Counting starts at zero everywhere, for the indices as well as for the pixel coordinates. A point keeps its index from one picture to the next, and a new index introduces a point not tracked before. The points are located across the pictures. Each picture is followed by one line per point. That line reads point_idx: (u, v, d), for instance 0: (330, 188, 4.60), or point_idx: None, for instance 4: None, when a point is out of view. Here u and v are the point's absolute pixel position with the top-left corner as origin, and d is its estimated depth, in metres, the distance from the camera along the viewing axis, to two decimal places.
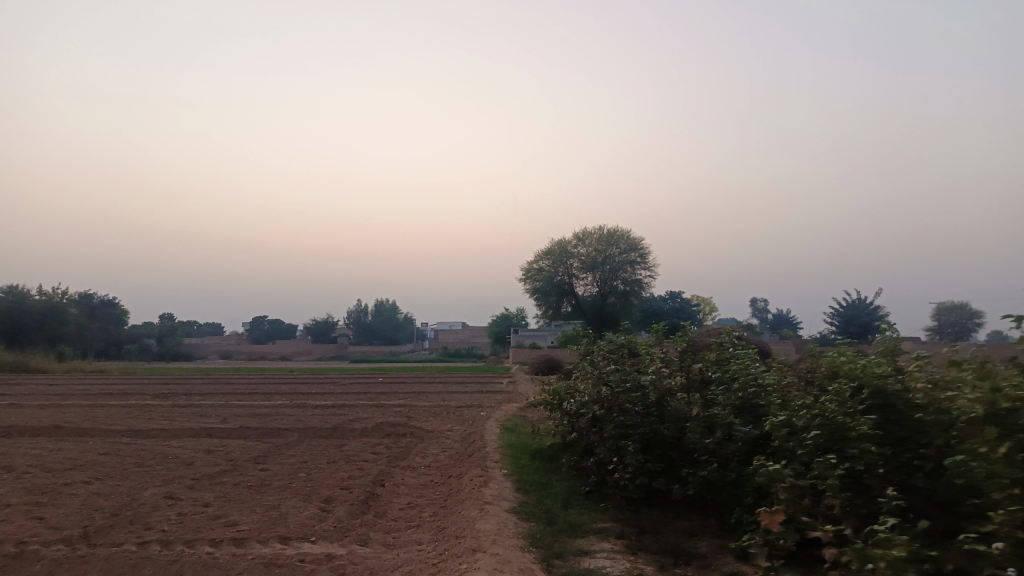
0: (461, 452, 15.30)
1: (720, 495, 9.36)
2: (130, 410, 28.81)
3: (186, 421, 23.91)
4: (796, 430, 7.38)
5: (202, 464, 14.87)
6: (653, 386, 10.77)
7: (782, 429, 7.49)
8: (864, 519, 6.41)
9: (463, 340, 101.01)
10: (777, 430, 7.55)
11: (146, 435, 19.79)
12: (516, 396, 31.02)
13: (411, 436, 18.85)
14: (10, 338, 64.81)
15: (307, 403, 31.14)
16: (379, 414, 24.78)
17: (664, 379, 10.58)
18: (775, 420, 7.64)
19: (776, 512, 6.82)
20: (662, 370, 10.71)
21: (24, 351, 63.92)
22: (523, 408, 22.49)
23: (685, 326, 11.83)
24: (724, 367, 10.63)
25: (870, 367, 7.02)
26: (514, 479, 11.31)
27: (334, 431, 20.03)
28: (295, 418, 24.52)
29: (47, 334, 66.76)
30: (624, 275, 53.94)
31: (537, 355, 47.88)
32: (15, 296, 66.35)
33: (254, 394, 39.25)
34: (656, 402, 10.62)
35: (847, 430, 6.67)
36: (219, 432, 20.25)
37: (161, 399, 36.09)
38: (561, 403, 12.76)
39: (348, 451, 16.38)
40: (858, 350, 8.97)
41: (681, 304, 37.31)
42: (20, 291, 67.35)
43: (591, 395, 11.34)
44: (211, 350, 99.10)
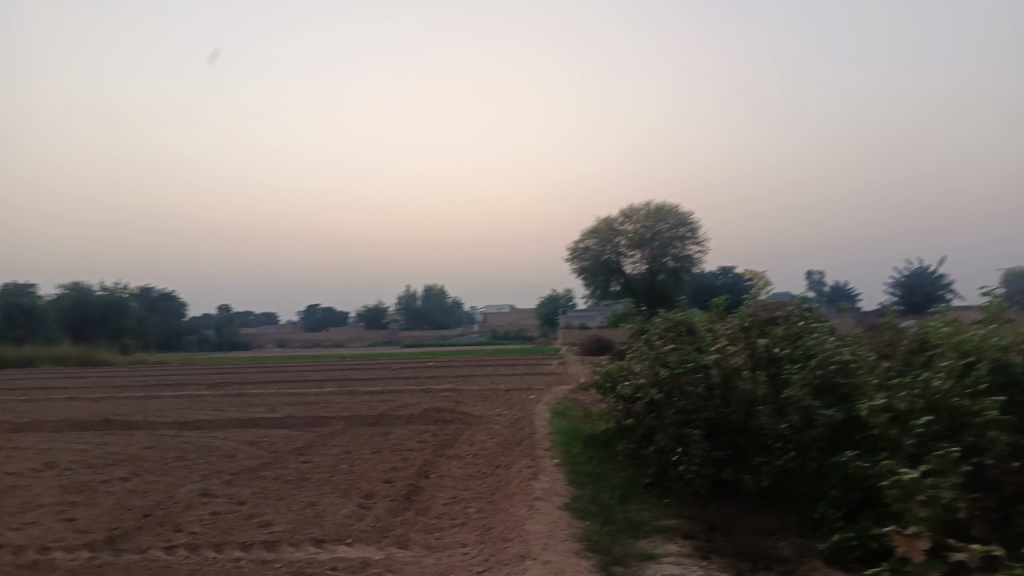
0: (510, 439, 14.45)
1: (799, 487, 8.46)
2: (182, 401, 28.84)
3: (234, 411, 23.71)
4: (900, 416, 6.54)
5: (243, 457, 14.38)
6: (718, 365, 9.58)
7: (881, 415, 6.62)
8: (999, 527, 5.95)
9: (512, 322, 100.38)
10: (874, 415, 6.71)
11: (193, 427, 19.52)
12: (567, 377, 30.05)
13: (458, 422, 18.11)
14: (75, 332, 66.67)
15: (355, 390, 30.79)
16: (427, 400, 24.12)
17: (732, 359, 9.53)
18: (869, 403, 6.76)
19: (915, 537, 6.05)
20: (730, 349, 9.64)
21: (88, 344, 65.67)
22: (575, 390, 21.54)
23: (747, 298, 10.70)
24: (796, 343, 9.56)
25: (984, 337, 6.43)
26: (567, 470, 10.43)
27: (380, 418, 19.44)
28: (342, 405, 24.09)
29: (111, 327, 68.43)
30: (674, 251, 52.05)
31: (587, 335, 46.78)
32: (78, 292, 68.10)
33: (305, 381, 39.22)
34: (722, 384, 9.53)
35: (967, 414, 6.09)
36: (265, 422, 19.87)
37: (214, 389, 36.31)
38: (615, 386, 11.76)
39: (393, 440, 15.71)
40: (957, 320, 7.87)
41: (734, 279, 35.73)
42: (83, 286, 69.11)
43: (646, 376, 10.31)
44: (266, 337, 100.73)
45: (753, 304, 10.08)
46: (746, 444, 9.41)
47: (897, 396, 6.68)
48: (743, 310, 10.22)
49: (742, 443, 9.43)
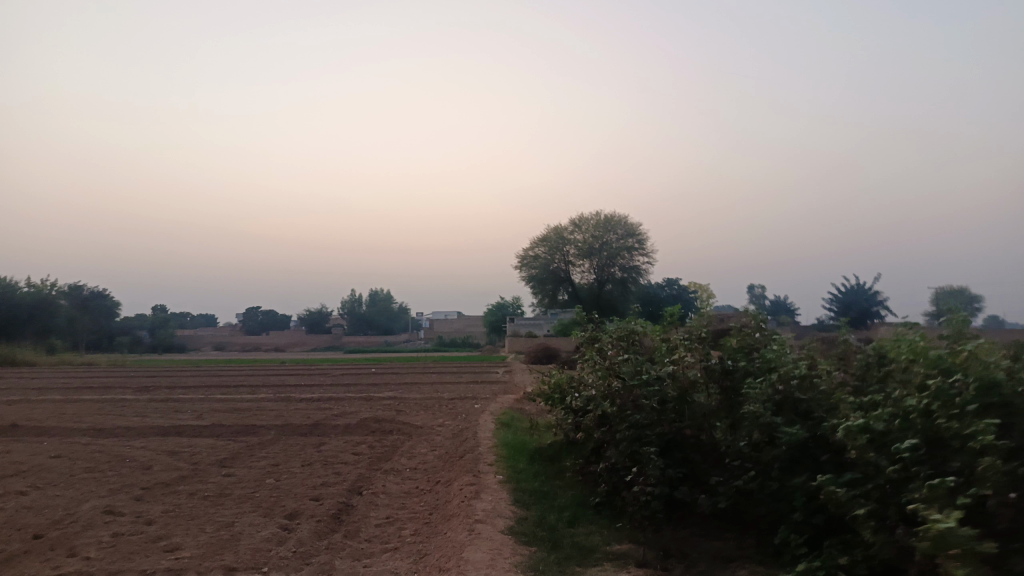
0: (451, 452, 13.65)
1: (758, 509, 7.95)
2: (105, 405, 27.05)
3: (158, 418, 22.21)
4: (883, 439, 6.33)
5: (160, 469, 13.20)
6: (674, 378, 9.07)
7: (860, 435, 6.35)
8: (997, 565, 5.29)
9: (459, 329, 99.34)
10: (852, 435, 6.44)
11: (111, 434, 18.12)
12: (513, 387, 29.32)
13: (398, 432, 17.20)
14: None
15: (292, 397, 29.42)
16: (366, 409, 23.08)
17: (690, 372, 8.96)
18: (849, 422, 6.48)
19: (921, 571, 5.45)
20: (689, 358, 9.05)
21: (11, 344, 62.03)
22: (521, 400, 20.84)
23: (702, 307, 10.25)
24: (752, 355, 9.11)
25: (977, 357, 6.15)
26: (511, 487, 9.72)
27: (315, 427, 18.38)
28: (276, 413, 22.84)
29: (38, 326, 64.83)
30: (622, 262, 51.85)
31: (533, 344, 46.21)
32: (3, 289, 64.39)
33: (240, 387, 37.53)
34: (677, 397, 9.00)
35: (958, 433, 5.74)
36: (191, 430, 18.59)
37: (142, 393, 34.35)
38: (565, 398, 11.06)
39: (327, 451, 14.72)
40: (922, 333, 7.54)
41: (681, 291, 35.57)
42: (8, 283, 65.51)
43: (597, 388, 9.63)
44: (205, 340, 97.25)
45: (709, 313, 9.54)
46: (701, 462, 8.91)
47: (878, 416, 6.38)
48: (697, 322, 9.69)
49: (696, 460, 8.93)
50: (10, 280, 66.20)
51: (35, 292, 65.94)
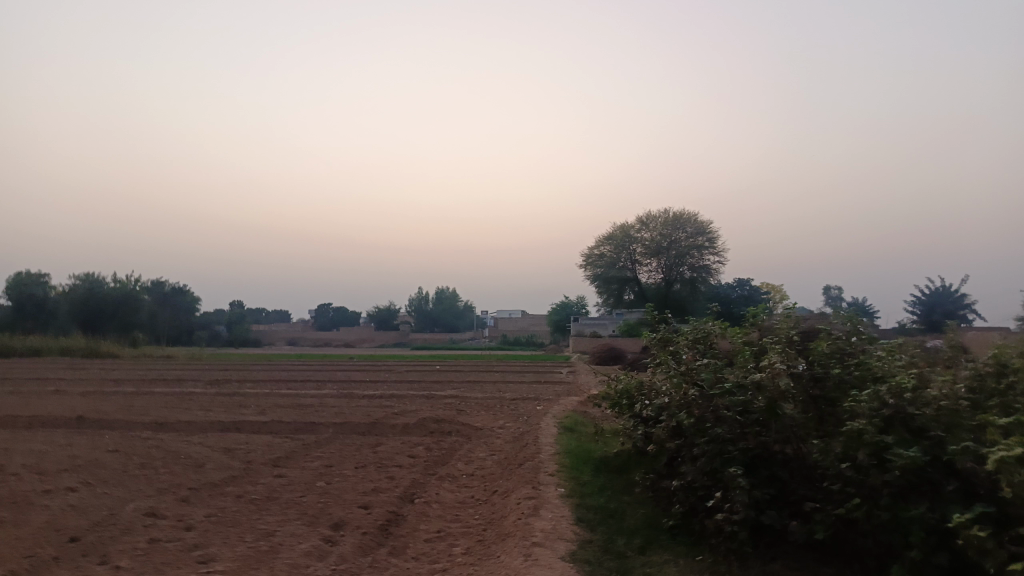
0: (511, 458, 12.82)
1: (863, 541, 6.97)
2: (172, 398, 27.36)
3: (221, 413, 22.15)
4: None
5: (211, 468, 12.80)
6: (763, 388, 7.98)
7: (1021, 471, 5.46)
8: None
9: (524, 328, 98.74)
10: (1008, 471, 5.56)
11: (172, 429, 18.02)
12: (577, 388, 28.32)
13: (457, 434, 16.48)
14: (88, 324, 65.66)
15: (354, 394, 29.20)
16: (427, 408, 22.52)
17: (781, 381, 7.95)
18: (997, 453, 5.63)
19: None
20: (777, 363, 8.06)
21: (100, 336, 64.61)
22: (586, 403, 19.87)
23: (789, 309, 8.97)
24: (849, 364, 8.11)
25: None
26: (575, 502, 8.81)
27: (373, 426, 17.87)
28: (336, 410, 22.52)
29: (122, 321, 67.40)
30: (691, 262, 49.38)
31: (598, 344, 45.05)
32: (92, 284, 67.28)
33: (306, 382, 37.68)
34: (765, 409, 7.93)
35: None
36: (250, 426, 18.32)
37: (211, 388, 34.76)
38: (635, 405, 10.04)
39: (382, 453, 14.10)
40: None
41: (752, 291, 33.77)
42: (96, 278, 68.43)
43: (669, 395, 8.63)
44: (277, 336, 99.33)
45: (795, 313, 8.67)
46: (791, 483, 7.93)
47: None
48: (783, 326, 8.68)
49: (787, 481, 7.92)
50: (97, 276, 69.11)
51: (119, 288, 68.52)
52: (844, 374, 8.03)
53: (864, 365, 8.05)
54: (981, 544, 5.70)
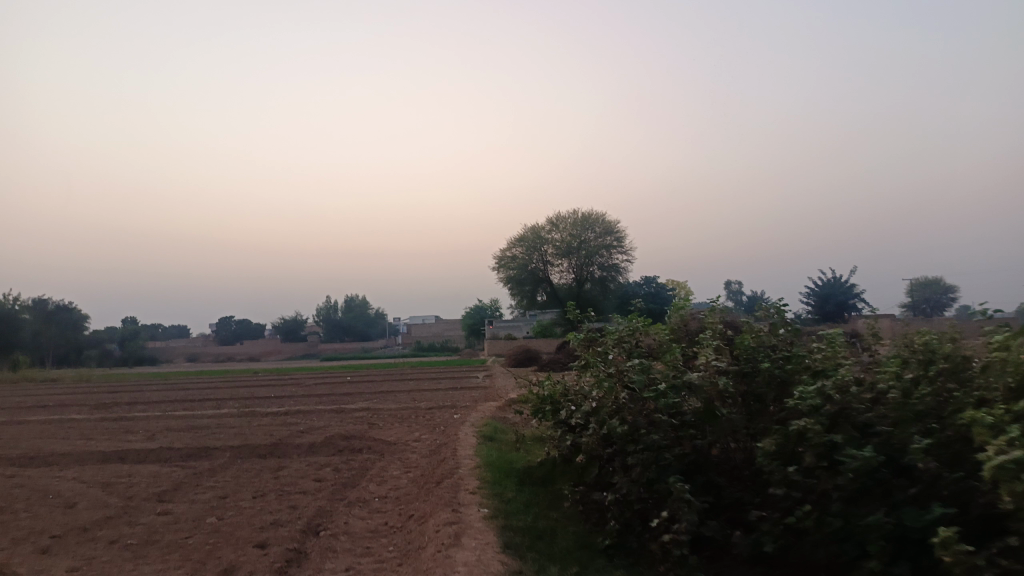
0: (427, 476, 11.88)
1: (813, 552, 6.48)
2: (50, 426, 24.73)
3: (104, 440, 20.03)
4: None
5: (84, 508, 11.21)
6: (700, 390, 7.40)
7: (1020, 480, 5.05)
8: None
9: (437, 334, 97.30)
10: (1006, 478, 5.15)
11: (43, 463, 15.99)
12: (494, 393, 27.53)
13: (368, 451, 15.34)
14: None
15: (258, 411, 27.32)
16: (336, 423, 21.18)
17: (718, 381, 7.43)
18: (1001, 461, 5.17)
19: None
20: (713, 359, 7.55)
21: None
22: (504, 408, 19.09)
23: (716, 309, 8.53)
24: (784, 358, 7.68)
25: None
26: (499, 525, 7.97)
27: (275, 447, 16.44)
28: (236, 431, 20.81)
29: (0, 342, 62.01)
30: (600, 261, 50.62)
31: (514, 346, 44.49)
32: None
33: (205, 400, 35.17)
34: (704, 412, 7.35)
35: None
36: (135, 455, 16.52)
37: (97, 412, 31.85)
38: (559, 410, 9.31)
39: (285, 478, 12.81)
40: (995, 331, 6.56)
41: (660, 288, 34.02)
42: None
43: (597, 398, 7.94)
44: (177, 352, 93.85)
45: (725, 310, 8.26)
46: (728, 487, 7.42)
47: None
48: (712, 321, 8.30)
49: (724, 487, 7.39)
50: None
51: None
52: (773, 369, 7.42)
53: (793, 356, 7.56)
54: (968, 560, 5.20)
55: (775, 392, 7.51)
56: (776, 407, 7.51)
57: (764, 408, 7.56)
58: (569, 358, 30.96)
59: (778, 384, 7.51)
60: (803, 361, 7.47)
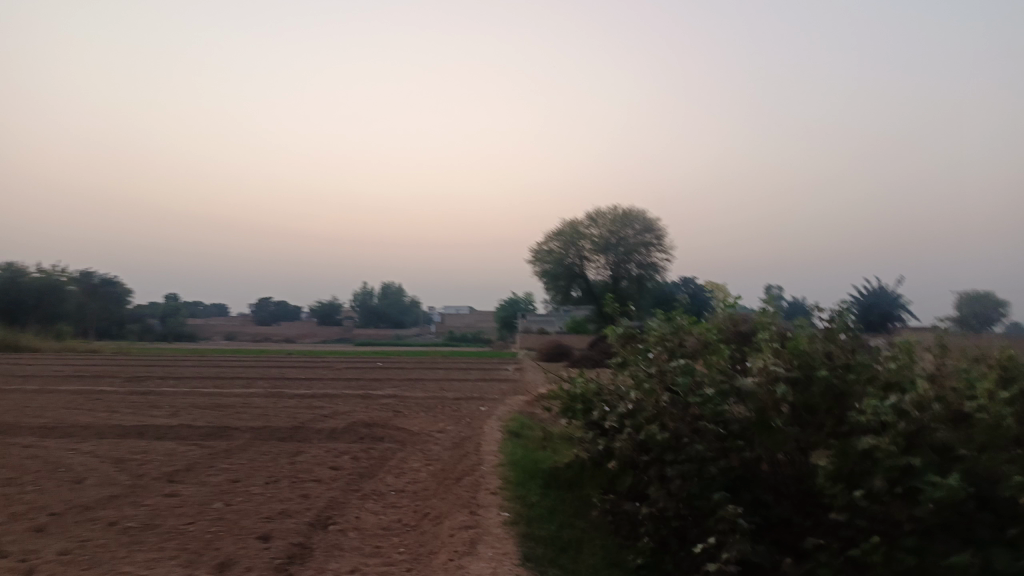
0: (448, 471, 11.25)
1: None
2: (79, 397, 24.68)
3: (128, 414, 19.81)
4: None
5: (91, 484, 10.78)
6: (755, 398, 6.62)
7: None
8: None
9: (470, 324, 97.02)
10: None
11: (62, 434, 15.72)
12: (524, 386, 26.84)
13: (390, 440, 14.76)
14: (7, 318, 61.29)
15: (285, 393, 27.02)
16: (361, 409, 20.69)
17: (775, 388, 6.60)
18: None
19: None
20: (771, 365, 6.72)
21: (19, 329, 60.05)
22: (533, 403, 18.38)
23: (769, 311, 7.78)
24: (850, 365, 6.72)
25: None
26: (521, 532, 7.29)
27: (295, 431, 15.98)
28: (260, 412, 20.45)
29: (45, 312, 63.23)
30: (639, 258, 48.60)
31: (546, 340, 43.72)
32: (12, 274, 63.04)
33: (236, 379, 35.11)
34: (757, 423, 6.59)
35: None
36: (155, 431, 16.19)
37: (128, 385, 31.91)
38: (591, 410, 8.59)
39: (300, 465, 12.27)
40: None
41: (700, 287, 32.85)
42: (18, 268, 64.24)
43: (633, 399, 7.22)
44: (215, 330, 95.00)
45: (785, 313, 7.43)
46: (777, 506, 6.70)
47: None
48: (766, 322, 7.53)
49: (772, 505, 6.61)
50: (18, 265, 64.63)
51: (43, 277, 64.20)
52: (830, 379, 6.46)
53: (853, 364, 6.64)
54: None
55: (830, 403, 6.55)
56: (834, 419, 6.53)
57: (820, 420, 6.59)
58: (602, 355, 30.10)
59: (836, 395, 6.56)
60: (867, 369, 6.54)
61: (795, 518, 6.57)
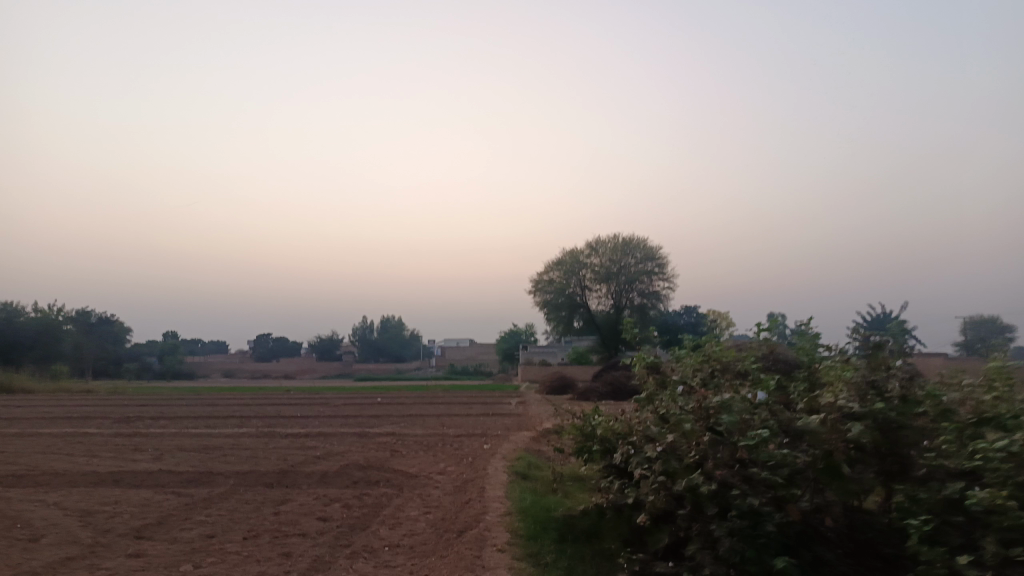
0: (451, 520, 10.08)
1: None
2: (59, 441, 23.34)
3: (106, 460, 18.50)
4: None
5: (47, 543, 9.57)
6: (823, 440, 5.80)
7: None
8: None
9: (471, 358, 95.73)
10: None
11: (30, 484, 14.46)
12: (528, 421, 25.61)
13: (386, 485, 13.57)
14: None
15: (277, 432, 25.72)
16: (356, 449, 19.45)
17: (849, 430, 5.69)
18: None
19: None
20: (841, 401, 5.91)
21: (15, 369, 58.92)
22: (539, 439, 17.16)
23: (807, 342, 7.13)
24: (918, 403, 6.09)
25: None
26: None
27: (284, 475, 14.76)
28: (247, 454, 19.18)
29: (42, 352, 62.11)
30: (640, 287, 48.54)
31: (548, 373, 42.50)
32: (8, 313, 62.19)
33: (228, 418, 33.71)
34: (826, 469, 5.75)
35: None
36: (132, 479, 14.91)
37: (115, 426, 30.54)
38: (612, 452, 7.56)
39: (285, 515, 11.06)
40: None
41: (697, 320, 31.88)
42: (14, 308, 63.27)
43: (666, 441, 6.15)
44: (214, 368, 93.48)
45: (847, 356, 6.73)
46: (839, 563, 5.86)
47: None
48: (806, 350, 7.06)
49: (833, 564, 5.77)
50: (18, 306, 63.98)
51: (41, 317, 63.10)
52: (890, 412, 5.99)
53: (910, 398, 6.18)
54: None
55: (886, 439, 6.02)
56: (885, 458, 6.04)
57: (877, 460, 6.05)
58: (607, 388, 28.86)
59: (888, 430, 6.04)
60: (929, 402, 6.05)
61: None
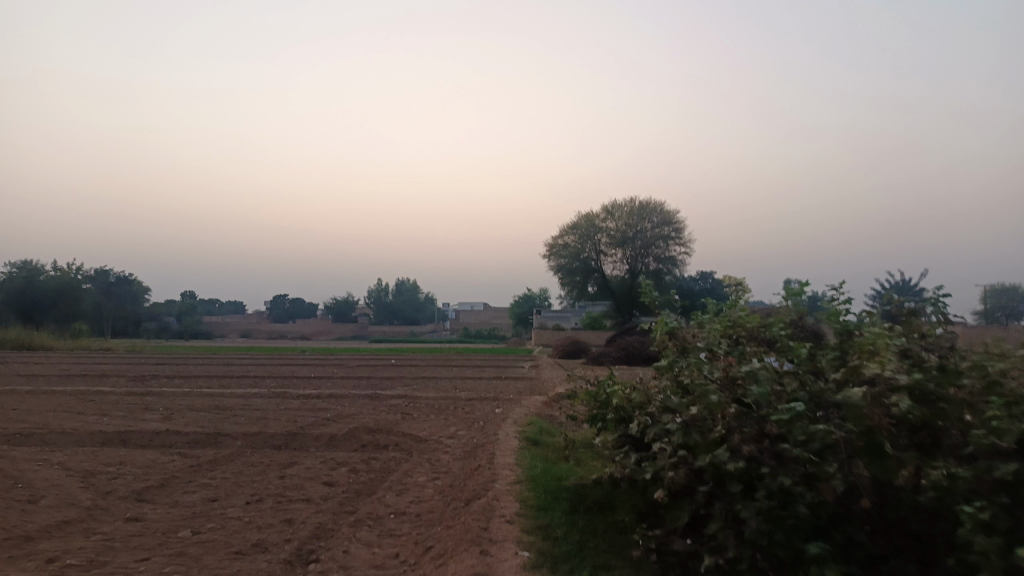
0: (459, 488, 9.75)
1: None
2: (72, 399, 23.35)
3: (116, 419, 18.41)
4: None
5: (46, 505, 9.35)
6: None
7: None
8: None
9: (485, 321, 95.70)
10: None
11: (39, 443, 14.34)
12: (541, 385, 25.30)
13: (395, 449, 13.28)
14: (24, 315, 60.76)
15: (290, 393, 25.60)
16: (367, 411, 19.22)
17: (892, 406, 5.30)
18: None
19: None
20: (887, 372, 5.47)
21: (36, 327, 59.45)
22: (552, 404, 16.81)
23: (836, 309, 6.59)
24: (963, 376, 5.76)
25: None
26: None
27: (292, 438, 14.53)
28: (258, 415, 19.01)
29: (63, 310, 62.62)
30: (656, 253, 47.81)
31: (563, 337, 42.18)
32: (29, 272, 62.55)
33: (243, 378, 33.73)
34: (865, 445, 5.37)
35: None
36: (139, 439, 14.74)
37: (130, 385, 30.61)
38: (628, 423, 7.15)
39: (290, 480, 10.79)
40: None
41: (714, 285, 31.38)
42: (34, 267, 63.59)
43: (688, 413, 5.74)
44: (231, 328, 94.09)
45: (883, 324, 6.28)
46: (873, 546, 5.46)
47: None
48: (838, 316, 6.56)
49: (865, 546, 5.50)
50: (37, 264, 64.31)
51: (61, 276, 63.48)
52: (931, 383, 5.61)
53: (951, 369, 5.84)
54: None
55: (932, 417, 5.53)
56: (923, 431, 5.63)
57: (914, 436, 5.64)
58: (621, 354, 28.46)
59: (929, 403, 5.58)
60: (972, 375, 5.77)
61: (892, 557, 5.54)
